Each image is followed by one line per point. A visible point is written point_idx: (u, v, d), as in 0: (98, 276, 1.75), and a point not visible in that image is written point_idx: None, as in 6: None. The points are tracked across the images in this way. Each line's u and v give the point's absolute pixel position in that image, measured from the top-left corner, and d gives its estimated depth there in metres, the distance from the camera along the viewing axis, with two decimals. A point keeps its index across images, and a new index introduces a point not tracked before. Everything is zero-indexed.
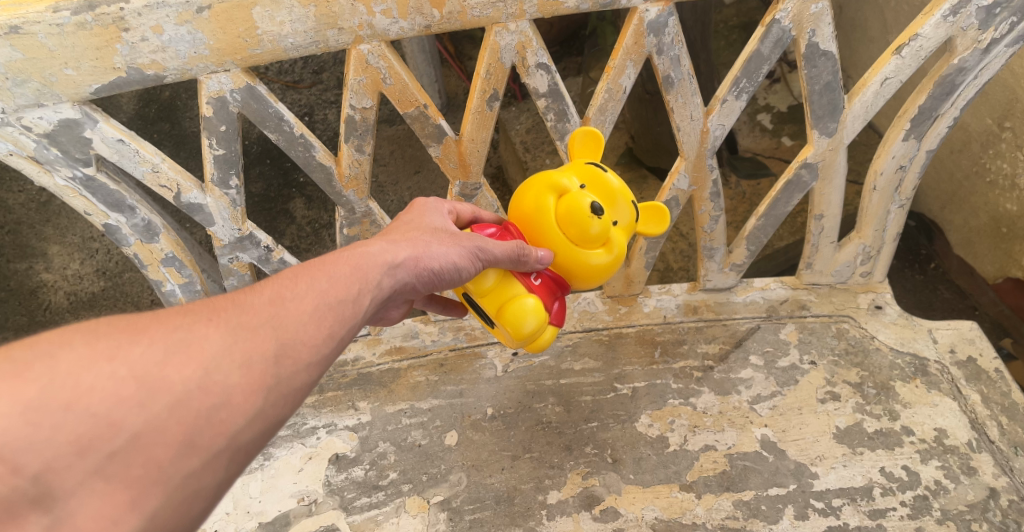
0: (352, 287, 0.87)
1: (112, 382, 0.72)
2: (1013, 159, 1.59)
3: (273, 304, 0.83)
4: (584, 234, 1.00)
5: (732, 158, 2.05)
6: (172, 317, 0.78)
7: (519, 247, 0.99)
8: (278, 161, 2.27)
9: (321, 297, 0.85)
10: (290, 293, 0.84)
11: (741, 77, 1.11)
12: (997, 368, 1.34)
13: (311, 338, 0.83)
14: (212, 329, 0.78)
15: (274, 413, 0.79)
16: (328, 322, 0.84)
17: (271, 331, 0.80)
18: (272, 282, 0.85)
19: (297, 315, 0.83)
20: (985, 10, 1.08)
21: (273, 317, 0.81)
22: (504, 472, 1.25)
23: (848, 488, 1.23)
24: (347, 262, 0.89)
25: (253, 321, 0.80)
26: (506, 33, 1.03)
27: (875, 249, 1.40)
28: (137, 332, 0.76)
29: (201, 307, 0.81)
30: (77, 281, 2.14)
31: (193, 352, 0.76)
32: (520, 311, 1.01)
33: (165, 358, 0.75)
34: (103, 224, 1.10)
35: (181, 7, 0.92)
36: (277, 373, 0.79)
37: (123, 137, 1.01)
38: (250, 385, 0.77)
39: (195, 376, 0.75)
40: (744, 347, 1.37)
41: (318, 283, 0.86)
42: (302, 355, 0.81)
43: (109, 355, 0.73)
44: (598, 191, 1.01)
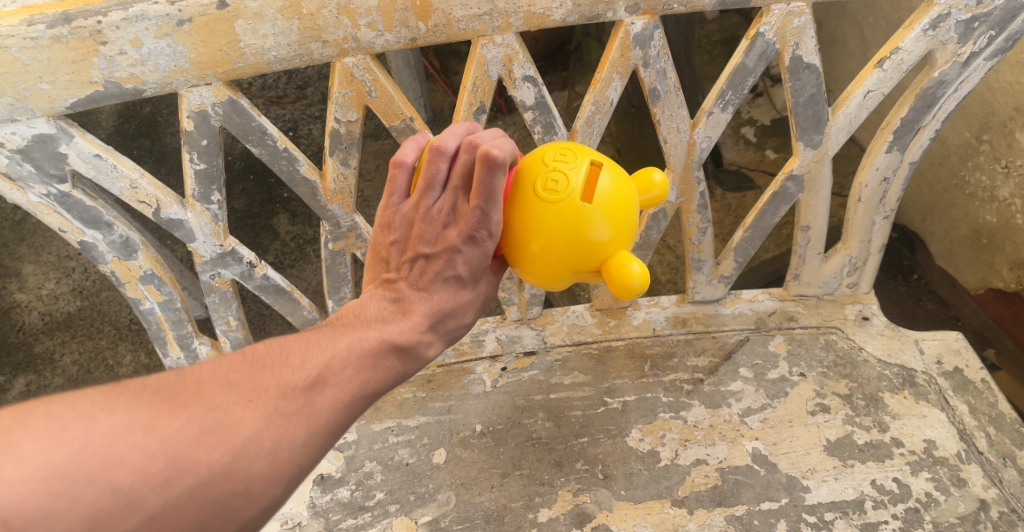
0: (393, 376, 0.92)
1: (142, 457, 0.73)
2: (991, 172, 1.60)
3: (315, 390, 0.84)
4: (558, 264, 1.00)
5: (717, 170, 2.06)
6: (215, 392, 0.80)
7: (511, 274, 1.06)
8: (261, 177, 2.25)
9: (361, 385, 0.88)
10: (334, 380, 0.86)
11: (726, 90, 1.11)
12: (983, 378, 1.35)
13: (338, 430, 0.85)
14: (251, 411, 0.80)
15: (285, 501, 0.81)
16: (359, 412, 0.87)
17: (306, 421, 0.82)
18: (319, 362, 0.86)
19: (333, 404, 0.84)
20: (964, 24, 1.09)
21: (312, 405, 0.83)
22: (493, 490, 1.23)
23: (840, 501, 1.22)
24: (394, 350, 0.92)
25: (292, 406, 0.82)
26: (493, 46, 1.02)
27: (862, 260, 1.40)
28: (177, 405, 0.77)
29: (245, 381, 0.82)
30: (52, 301, 2.10)
31: (226, 435, 0.77)
32: None
33: (200, 438, 0.76)
34: (78, 242, 1.07)
35: (161, 20, 0.90)
36: (301, 464, 0.81)
37: (100, 152, 0.99)
38: (272, 475, 0.78)
39: (223, 461, 0.76)
40: (733, 360, 1.37)
41: (362, 370, 0.89)
42: (326, 447, 0.84)
43: (144, 427, 0.74)
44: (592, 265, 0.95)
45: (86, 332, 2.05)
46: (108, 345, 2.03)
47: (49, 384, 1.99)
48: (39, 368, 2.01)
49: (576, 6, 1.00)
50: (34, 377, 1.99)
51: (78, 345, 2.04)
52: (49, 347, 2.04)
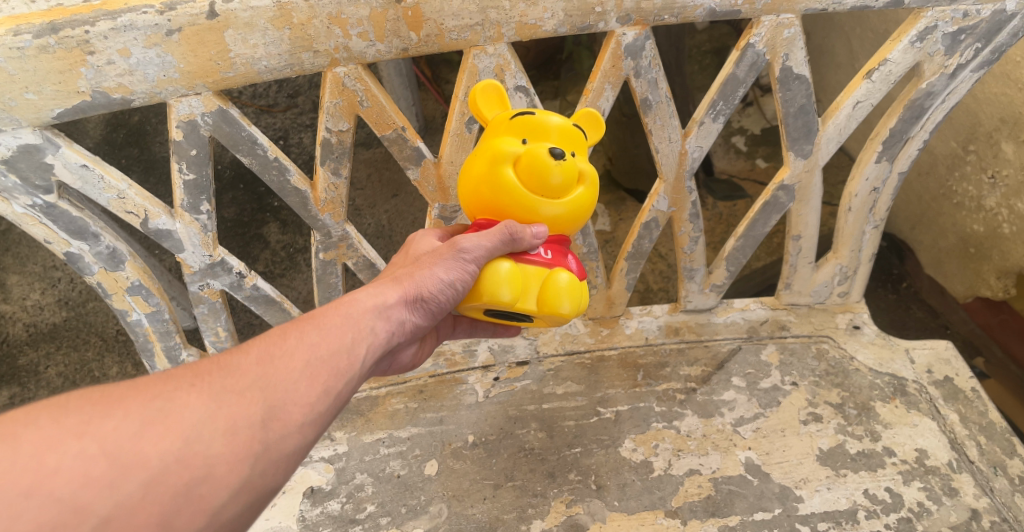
0: (345, 338, 0.90)
1: (83, 461, 0.72)
2: (978, 182, 1.61)
3: (261, 365, 0.84)
4: (544, 184, 0.95)
5: (708, 179, 2.06)
6: (151, 385, 0.79)
7: (508, 226, 0.95)
8: (251, 186, 2.24)
9: (313, 352, 0.87)
10: (279, 350, 0.86)
11: (717, 100, 1.11)
12: (973, 387, 1.35)
13: (303, 398, 0.84)
14: (195, 395, 0.79)
15: (263, 482, 0.80)
16: (322, 378, 0.86)
17: (258, 392, 0.82)
18: (260, 341, 0.86)
19: (286, 375, 0.84)
20: (951, 36, 1.09)
21: (264, 376, 0.83)
22: (485, 502, 1.22)
23: (833, 511, 1.21)
24: (337, 315, 0.91)
25: (240, 383, 0.82)
26: (485, 56, 1.02)
27: (852, 269, 1.40)
28: (112, 404, 0.76)
29: (184, 372, 0.82)
30: (37, 312, 2.08)
31: (172, 422, 0.76)
32: (554, 292, 0.97)
33: (142, 431, 0.75)
34: (64, 253, 1.06)
35: (150, 30, 0.90)
36: (265, 439, 0.80)
37: (87, 162, 0.98)
38: (234, 451, 0.78)
39: (174, 448, 0.75)
40: (726, 370, 1.36)
41: (307, 339, 0.88)
42: (292, 417, 0.83)
43: (78, 432, 0.73)
44: (536, 131, 0.96)
45: (71, 343, 2.03)
46: (94, 356, 2.01)
47: (34, 396, 1.96)
48: (23, 381, 1.98)
49: (568, 16, 1.00)
50: (18, 390, 1.97)
51: (64, 357, 2.01)
52: (34, 359, 2.01)
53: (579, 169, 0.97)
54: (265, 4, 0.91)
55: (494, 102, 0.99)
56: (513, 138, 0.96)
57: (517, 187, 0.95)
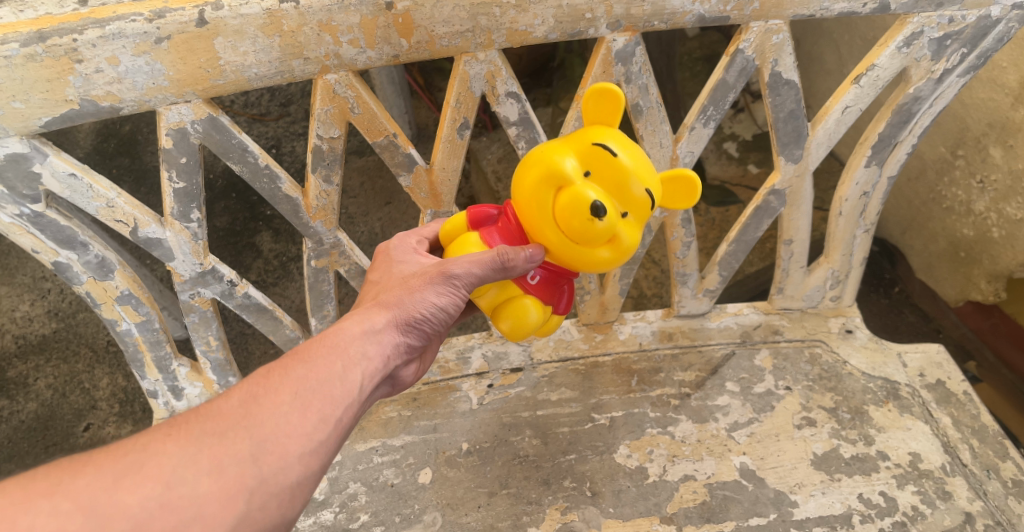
0: (334, 368, 0.90)
1: (58, 519, 0.73)
2: (967, 187, 1.62)
3: (246, 408, 0.84)
4: (587, 231, 0.90)
5: (700, 185, 2.07)
6: (124, 444, 0.80)
7: (503, 253, 0.93)
8: (243, 195, 2.23)
9: (300, 385, 0.87)
10: (261, 390, 0.86)
11: (707, 105, 1.11)
12: (965, 390, 1.35)
13: (296, 431, 0.84)
14: (171, 444, 0.80)
15: (265, 515, 0.80)
16: (313, 407, 0.86)
17: (243, 431, 0.82)
18: (242, 386, 0.87)
19: (273, 410, 0.84)
20: (937, 42, 1.10)
21: (247, 416, 0.83)
22: (480, 510, 1.22)
23: (828, 516, 1.21)
24: (323, 348, 0.92)
25: (221, 426, 0.82)
26: (476, 63, 1.02)
27: (844, 273, 1.40)
28: (82, 466, 0.77)
29: (160, 425, 0.83)
30: (26, 323, 2.06)
31: (149, 472, 0.78)
32: (520, 309, 0.99)
33: (116, 484, 0.76)
34: (52, 262, 1.05)
35: (139, 38, 0.90)
36: (259, 473, 0.81)
37: (75, 171, 0.98)
38: (226, 489, 0.79)
39: (154, 494, 0.76)
40: (720, 375, 1.36)
41: (289, 375, 0.88)
42: (285, 450, 0.83)
43: (48, 492, 0.75)
44: (607, 171, 0.90)
45: (61, 355, 2.02)
46: (84, 368, 2.00)
47: (22, 409, 1.94)
48: (11, 393, 1.96)
49: (558, 22, 1.00)
50: (6, 402, 1.95)
51: (53, 369, 2.00)
52: (23, 372, 1.99)
53: (619, 235, 0.93)
54: (255, 11, 0.91)
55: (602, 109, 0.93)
56: (580, 162, 0.91)
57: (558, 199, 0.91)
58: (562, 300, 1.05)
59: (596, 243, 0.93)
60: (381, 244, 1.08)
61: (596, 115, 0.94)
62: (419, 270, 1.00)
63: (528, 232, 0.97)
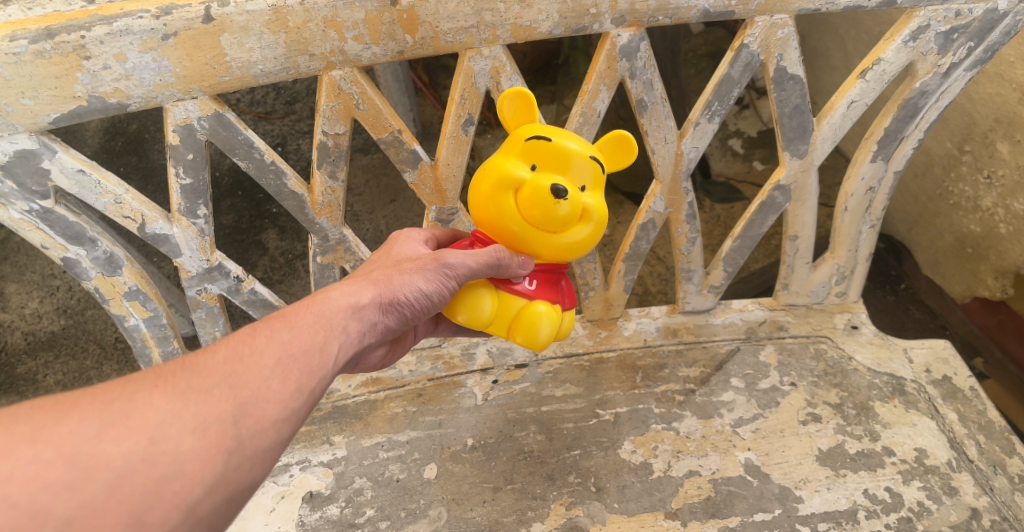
0: (315, 337, 0.89)
1: (39, 464, 0.72)
2: (974, 182, 1.62)
3: (229, 367, 0.83)
4: (555, 217, 0.94)
5: (705, 182, 2.07)
6: (111, 389, 0.79)
7: (497, 252, 0.96)
8: (249, 193, 2.24)
9: (283, 350, 0.86)
10: (247, 349, 0.85)
11: (712, 101, 1.11)
12: (972, 386, 1.35)
13: (276, 394, 0.84)
14: (158, 395, 0.79)
15: (238, 478, 0.79)
16: (294, 375, 0.85)
17: (226, 390, 0.81)
18: (228, 342, 0.86)
19: (256, 372, 0.84)
20: (943, 36, 1.10)
21: (231, 375, 0.83)
22: (485, 505, 1.22)
23: (833, 512, 1.21)
24: (308, 314, 0.90)
25: (206, 382, 0.81)
26: (480, 59, 1.02)
27: (850, 269, 1.40)
28: (68, 410, 0.76)
29: (147, 374, 0.82)
30: (35, 320, 2.07)
31: (135, 422, 0.77)
32: (532, 320, 1.00)
33: (102, 433, 0.75)
34: (61, 258, 1.06)
35: (146, 34, 0.90)
36: (237, 435, 0.80)
37: (84, 167, 0.98)
38: (205, 448, 0.78)
39: (138, 447, 0.75)
40: (725, 371, 1.36)
41: (275, 337, 0.87)
42: (263, 413, 0.82)
43: (32, 437, 0.74)
44: (549, 159, 0.94)
45: (69, 352, 2.03)
46: (92, 365, 2.01)
47: None
48: (21, 389, 1.97)
49: (562, 18, 1.00)
50: (15, 398, 1.96)
51: (62, 365, 2.01)
52: (32, 368, 2.01)
53: (583, 205, 0.96)
54: (261, 8, 0.91)
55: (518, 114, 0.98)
56: (524, 162, 0.96)
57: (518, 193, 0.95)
58: (564, 294, 1.06)
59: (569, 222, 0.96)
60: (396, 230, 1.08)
61: (514, 120, 0.98)
62: (412, 257, 0.99)
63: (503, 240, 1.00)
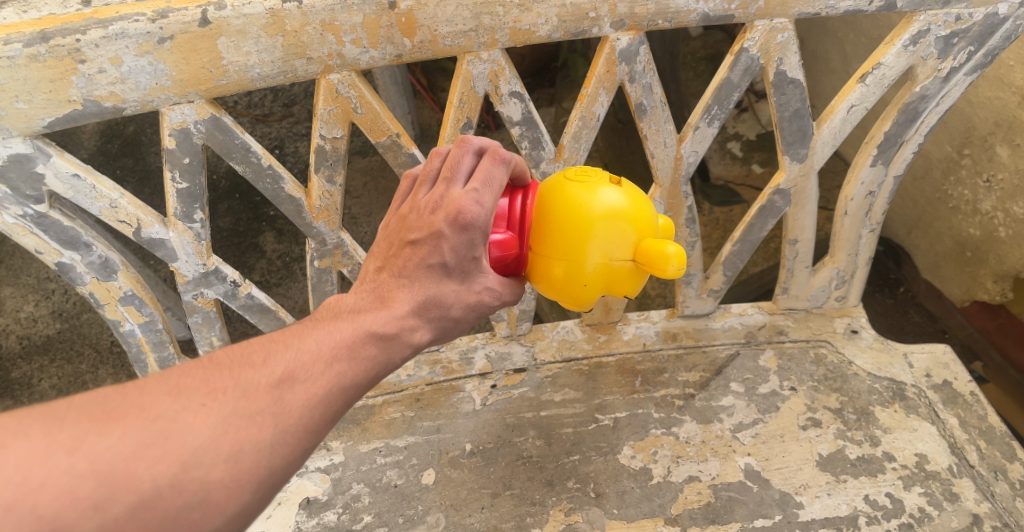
0: (370, 366, 0.85)
1: (70, 478, 0.69)
2: (973, 186, 1.61)
3: (282, 390, 0.79)
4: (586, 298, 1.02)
5: (704, 185, 2.07)
6: (157, 401, 0.75)
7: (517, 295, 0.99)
8: (247, 196, 2.23)
9: (337, 379, 0.82)
10: (302, 374, 0.81)
11: (712, 104, 1.11)
12: (972, 391, 1.34)
13: (316, 427, 0.80)
14: (202, 416, 0.75)
15: (259, 508, 0.77)
16: (338, 405, 0.82)
17: (273, 419, 0.78)
18: (283, 359, 0.82)
19: (304, 402, 0.80)
20: (943, 40, 1.09)
21: (279, 402, 0.79)
22: (483, 511, 1.21)
23: (834, 518, 1.20)
24: (366, 336, 0.86)
25: (253, 407, 0.78)
26: (479, 62, 1.02)
27: (849, 273, 1.40)
28: (111, 420, 0.73)
29: (198, 385, 0.78)
30: (31, 324, 2.07)
31: (173, 445, 0.73)
32: None
33: (137, 452, 0.72)
34: (56, 263, 1.05)
35: (142, 38, 0.89)
36: (271, 468, 0.76)
37: (79, 172, 0.98)
38: (236, 480, 0.74)
39: (169, 473, 0.72)
40: (724, 375, 1.36)
41: (330, 361, 0.83)
42: (301, 445, 0.79)
43: (69, 448, 0.70)
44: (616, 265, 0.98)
45: (65, 355, 2.02)
46: (87, 369, 2.00)
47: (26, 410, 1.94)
48: (16, 393, 1.96)
49: (561, 22, 1.00)
50: (10, 402, 1.95)
51: (58, 369, 2.00)
52: (27, 372, 2.00)
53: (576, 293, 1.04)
54: (257, 11, 0.91)
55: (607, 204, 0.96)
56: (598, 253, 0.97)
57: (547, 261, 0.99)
58: None
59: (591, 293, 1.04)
60: (464, 212, 0.87)
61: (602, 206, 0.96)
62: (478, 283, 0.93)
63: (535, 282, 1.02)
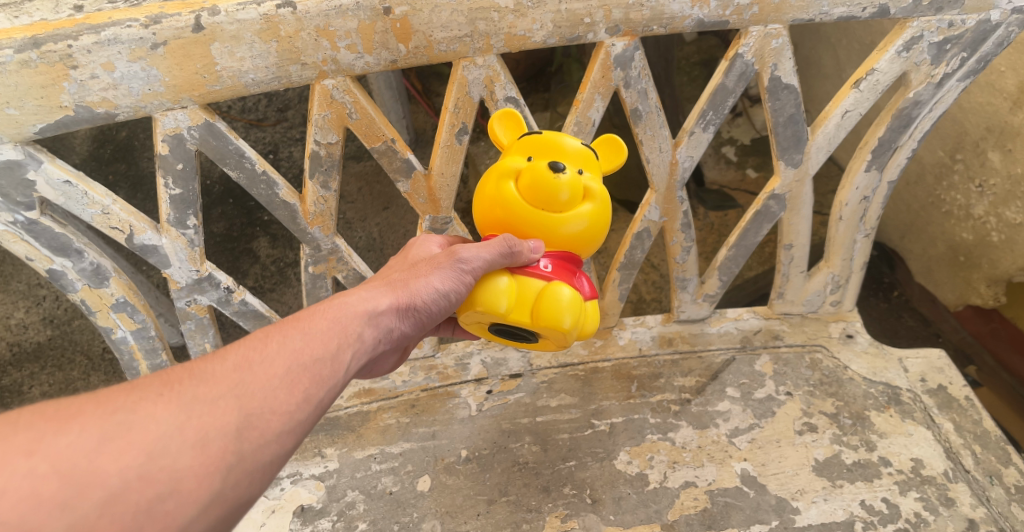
0: (329, 344, 0.88)
1: (33, 480, 0.70)
2: (966, 191, 1.62)
3: (241, 371, 0.82)
4: (556, 199, 0.95)
5: (698, 190, 2.07)
6: (116, 397, 0.77)
7: (507, 238, 0.95)
8: (241, 201, 2.22)
9: (293, 359, 0.85)
10: (258, 357, 0.84)
11: (707, 110, 1.11)
12: (967, 396, 1.35)
13: (283, 406, 0.81)
14: (163, 406, 0.77)
15: (235, 495, 0.77)
16: (301, 384, 0.84)
17: (232, 400, 0.79)
18: (240, 348, 0.84)
19: (265, 382, 0.82)
20: (936, 46, 1.10)
21: (239, 384, 0.81)
22: (479, 518, 1.21)
23: (830, 523, 1.20)
24: (323, 320, 0.90)
25: (213, 391, 0.79)
26: (474, 67, 1.01)
27: (844, 278, 1.40)
28: (71, 419, 0.74)
29: (154, 380, 0.80)
30: (21, 331, 2.05)
31: (136, 435, 0.74)
32: (554, 305, 0.96)
33: (101, 447, 0.73)
34: (46, 270, 1.04)
35: (135, 43, 0.89)
36: (239, 450, 0.77)
37: (70, 178, 0.97)
38: (204, 467, 0.75)
39: (136, 464, 0.73)
40: (720, 380, 1.35)
41: (287, 343, 0.86)
42: (268, 426, 0.80)
43: (29, 450, 0.71)
44: (542, 147, 0.97)
45: (56, 362, 2.00)
46: (79, 376, 1.99)
47: None
48: (6, 400, 1.95)
49: (557, 27, 0.99)
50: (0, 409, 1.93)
51: (49, 376, 1.99)
52: (17, 379, 1.98)
53: (586, 186, 0.97)
54: (252, 17, 0.91)
55: (509, 129, 1.02)
56: (521, 155, 0.98)
57: (523, 212, 0.96)
58: (584, 286, 1.01)
59: (572, 203, 0.96)
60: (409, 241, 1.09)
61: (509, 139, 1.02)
62: (428, 258, 1.00)
63: (515, 231, 0.98)
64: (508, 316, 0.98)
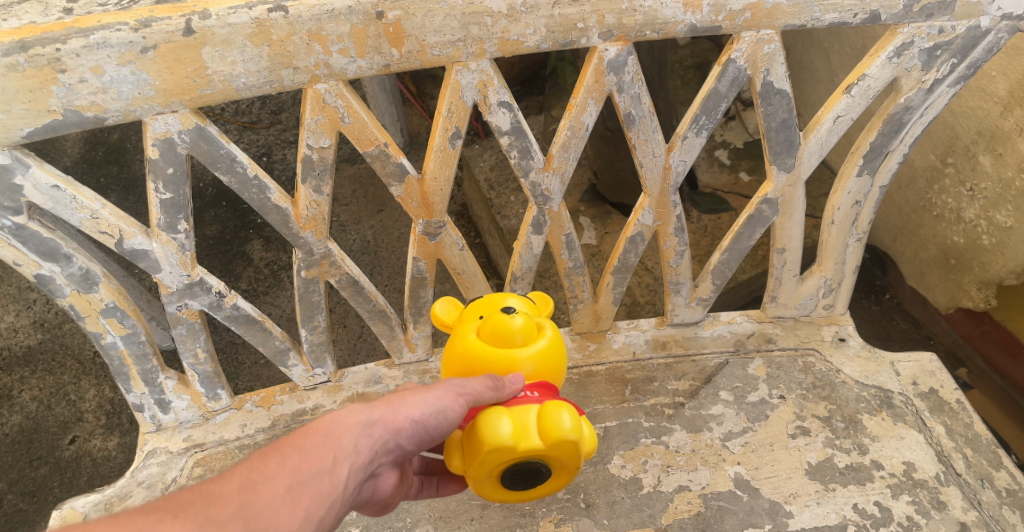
0: (327, 458, 0.88)
1: None
2: (957, 194, 1.62)
3: (246, 493, 0.82)
4: (516, 337, 1.02)
5: (692, 193, 2.07)
6: (133, 518, 0.76)
7: (488, 375, 0.98)
8: (234, 204, 2.22)
9: (293, 476, 0.85)
10: (260, 476, 0.84)
11: (700, 115, 1.11)
12: (958, 399, 1.35)
13: (286, 523, 0.82)
14: (177, 526, 0.76)
15: None
16: (303, 503, 0.84)
17: (239, 522, 0.79)
18: (242, 469, 0.85)
19: (268, 500, 0.82)
20: (927, 52, 1.10)
21: (245, 505, 0.81)
22: (472, 523, 1.20)
23: (823, 526, 1.20)
24: (320, 434, 0.90)
25: (221, 513, 0.80)
26: (467, 72, 1.01)
27: (836, 282, 1.40)
28: None
29: (166, 506, 0.80)
30: (12, 335, 2.05)
31: None
32: (558, 419, 0.96)
33: None
34: (34, 275, 1.03)
35: (124, 47, 0.88)
36: None
37: (59, 183, 0.96)
38: None
39: None
40: (713, 384, 1.36)
41: (288, 462, 0.86)
42: None
43: None
44: (487, 306, 1.07)
45: (46, 366, 1.99)
46: (69, 380, 1.97)
47: (7, 422, 1.91)
48: None
49: (550, 32, 0.99)
50: None
51: (38, 381, 1.97)
52: (7, 384, 1.97)
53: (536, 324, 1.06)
54: (243, 20, 0.90)
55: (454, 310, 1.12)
56: (472, 319, 1.07)
57: (491, 358, 1.02)
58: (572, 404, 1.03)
59: (531, 336, 1.03)
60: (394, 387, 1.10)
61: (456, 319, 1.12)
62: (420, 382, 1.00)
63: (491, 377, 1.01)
64: (519, 450, 0.96)
